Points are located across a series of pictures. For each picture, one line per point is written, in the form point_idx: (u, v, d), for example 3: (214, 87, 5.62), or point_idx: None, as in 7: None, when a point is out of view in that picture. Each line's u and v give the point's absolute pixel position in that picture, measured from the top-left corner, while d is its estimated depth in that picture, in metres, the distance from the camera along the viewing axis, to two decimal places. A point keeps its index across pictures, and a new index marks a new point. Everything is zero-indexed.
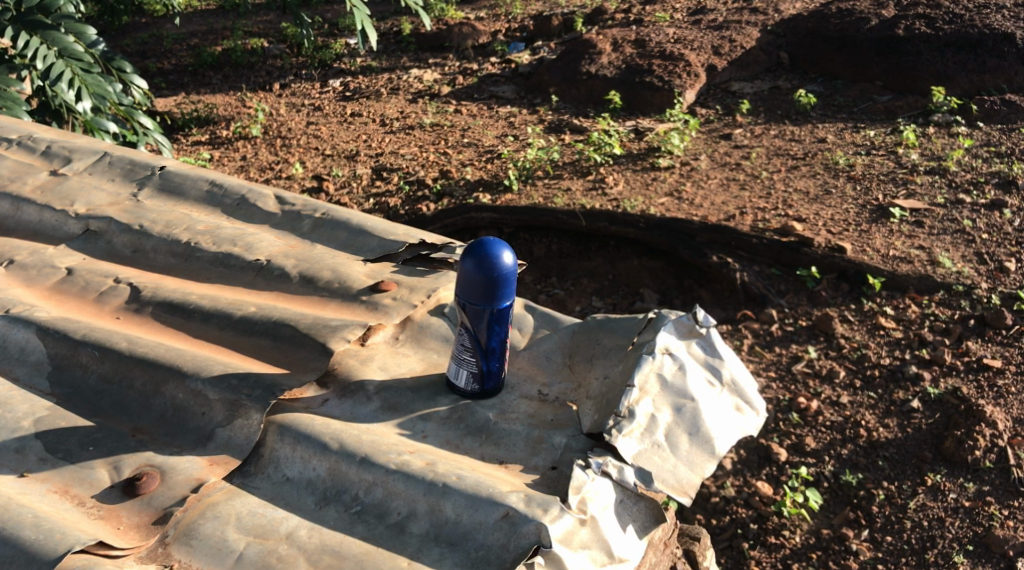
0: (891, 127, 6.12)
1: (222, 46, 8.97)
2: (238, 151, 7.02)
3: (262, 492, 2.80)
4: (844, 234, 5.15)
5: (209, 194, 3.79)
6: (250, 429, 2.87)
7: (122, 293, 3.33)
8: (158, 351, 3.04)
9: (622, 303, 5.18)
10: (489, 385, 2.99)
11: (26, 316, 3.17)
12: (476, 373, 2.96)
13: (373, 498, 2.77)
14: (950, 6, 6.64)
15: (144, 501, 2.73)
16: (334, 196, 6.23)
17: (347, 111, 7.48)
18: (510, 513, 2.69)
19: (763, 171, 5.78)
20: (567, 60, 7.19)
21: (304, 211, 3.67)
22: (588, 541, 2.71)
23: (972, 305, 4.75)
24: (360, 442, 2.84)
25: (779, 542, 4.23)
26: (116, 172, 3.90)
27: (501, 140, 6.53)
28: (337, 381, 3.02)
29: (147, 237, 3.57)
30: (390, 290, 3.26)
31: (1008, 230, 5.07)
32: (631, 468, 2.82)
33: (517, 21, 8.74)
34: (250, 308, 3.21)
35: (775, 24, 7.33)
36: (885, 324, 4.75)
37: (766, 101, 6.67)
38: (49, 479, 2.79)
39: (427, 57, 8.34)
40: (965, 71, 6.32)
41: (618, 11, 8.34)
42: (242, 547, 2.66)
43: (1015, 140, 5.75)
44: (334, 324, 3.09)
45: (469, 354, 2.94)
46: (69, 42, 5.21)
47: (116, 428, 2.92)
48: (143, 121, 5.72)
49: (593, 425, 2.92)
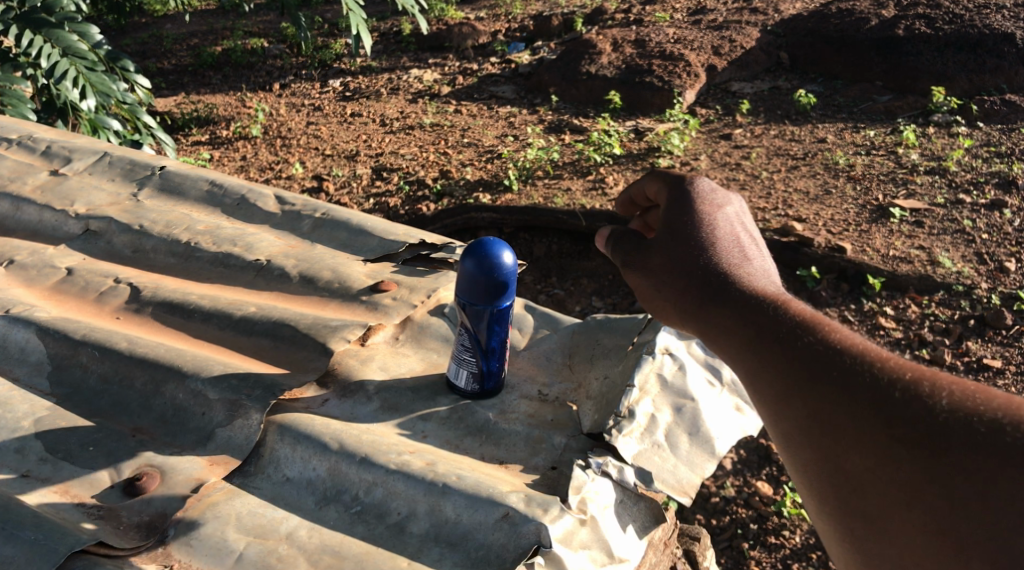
0: (891, 127, 6.12)
1: (222, 47, 9.00)
2: (238, 151, 7.02)
3: (262, 491, 2.79)
4: (844, 234, 5.16)
5: (209, 193, 3.79)
6: (250, 429, 2.87)
7: (122, 293, 3.33)
8: (156, 352, 3.05)
9: (622, 303, 5.17)
10: (489, 385, 2.99)
11: (26, 316, 3.17)
12: (476, 373, 2.96)
13: (373, 498, 2.76)
14: (949, 7, 6.65)
15: (143, 502, 2.73)
16: (334, 196, 6.22)
17: (347, 111, 7.48)
18: (510, 513, 2.68)
19: (763, 171, 5.79)
20: (567, 61, 7.21)
21: (304, 211, 3.68)
22: (588, 541, 2.69)
23: (972, 306, 4.73)
24: (360, 442, 2.83)
25: (779, 542, 4.22)
26: (116, 172, 3.90)
27: (502, 140, 6.54)
28: (337, 382, 3.02)
29: (147, 237, 3.57)
30: (390, 290, 3.27)
31: (1008, 230, 5.06)
32: (631, 469, 2.81)
33: (517, 20, 8.75)
34: (250, 309, 3.22)
35: (775, 24, 7.33)
36: (885, 324, 4.73)
37: (766, 101, 6.67)
38: (49, 479, 2.78)
39: (426, 57, 8.34)
40: (965, 71, 6.30)
41: (618, 11, 8.35)
42: (242, 547, 2.64)
43: (1016, 140, 5.74)
44: (334, 324, 3.10)
45: (469, 354, 2.94)
46: (73, 41, 5.24)
47: (116, 428, 2.91)
48: (145, 120, 5.70)
49: (593, 425, 2.92)
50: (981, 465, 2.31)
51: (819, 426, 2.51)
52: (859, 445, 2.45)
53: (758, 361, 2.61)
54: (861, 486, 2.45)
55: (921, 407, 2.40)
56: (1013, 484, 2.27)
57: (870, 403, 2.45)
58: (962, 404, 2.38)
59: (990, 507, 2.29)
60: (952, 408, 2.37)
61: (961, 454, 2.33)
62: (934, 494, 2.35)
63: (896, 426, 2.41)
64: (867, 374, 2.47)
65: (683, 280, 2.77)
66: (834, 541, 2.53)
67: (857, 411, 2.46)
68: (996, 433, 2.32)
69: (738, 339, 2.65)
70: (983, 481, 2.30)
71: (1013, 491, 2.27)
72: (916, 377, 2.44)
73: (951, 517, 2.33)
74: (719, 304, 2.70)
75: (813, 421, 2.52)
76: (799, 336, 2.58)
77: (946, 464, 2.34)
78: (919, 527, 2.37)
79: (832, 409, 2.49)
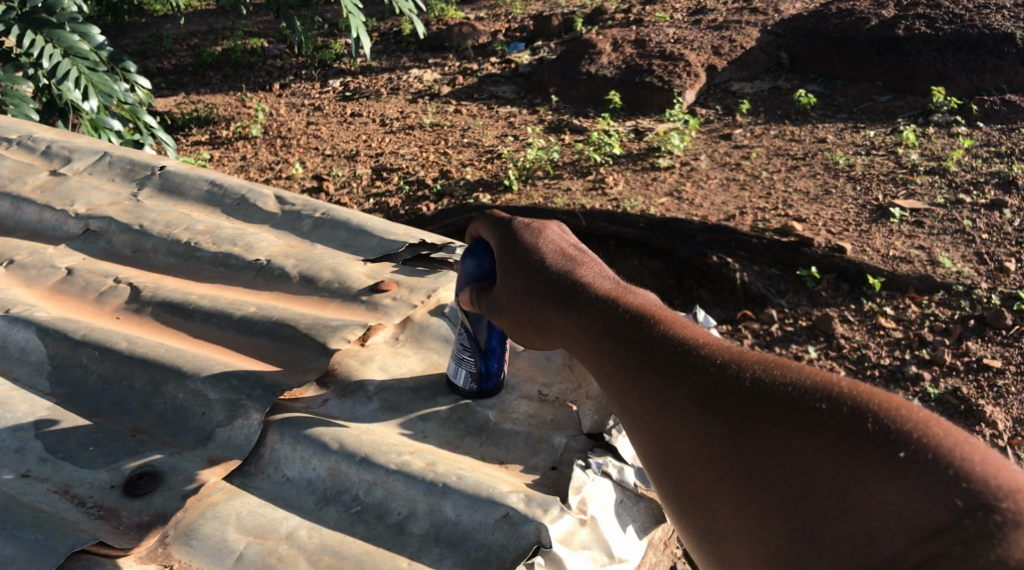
0: (891, 127, 6.12)
1: (222, 47, 9.02)
2: (238, 151, 7.02)
3: (262, 492, 2.79)
4: (844, 234, 5.16)
5: (209, 194, 3.79)
6: (250, 429, 2.86)
7: (122, 293, 3.33)
8: (157, 352, 3.05)
9: None
10: (489, 385, 2.98)
11: (26, 316, 3.18)
12: (474, 373, 2.95)
13: (373, 498, 2.76)
14: (949, 7, 6.64)
15: (143, 502, 2.71)
16: (334, 196, 6.21)
17: (348, 111, 7.48)
18: (510, 513, 2.67)
19: (763, 171, 5.79)
20: (567, 60, 7.21)
21: (304, 211, 3.68)
22: (588, 541, 2.67)
23: (972, 306, 4.73)
24: (360, 442, 2.83)
25: None
26: (116, 172, 3.90)
27: (501, 140, 6.54)
28: (337, 382, 3.03)
29: (147, 236, 3.57)
30: (390, 290, 3.28)
31: (1008, 230, 5.06)
32: (631, 469, 2.84)
33: (517, 21, 8.75)
34: (250, 309, 3.23)
35: (775, 24, 7.33)
36: (885, 323, 4.72)
37: (766, 101, 6.67)
38: (49, 479, 2.77)
39: (426, 57, 8.34)
40: (965, 72, 6.31)
41: (618, 11, 8.35)
42: (242, 547, 2.63)
43: (1016, 140, 5.74)
44: (334, 324, 3.11)
45: (469, 354, 2.93)
46: (75, 41, 5.23)
47: (116, 428, 2.91)
48: (146, 120, 5.69)
49: (593, 425, 2.94)
50: (786, 436, 2.17)
51: (646, 417, 2.37)
52: (679, 433, 2.30)
53: (592, 360, 2.49)
54: (687, 478, 2.30)
55: (729, 387, 2.26)
56: (818, 452, 2.13)
57: (683, 388, 2.31)
58: (766, 379, 2.23)
59: (799, 478, 2.15)
60: (758, 385, 2.23)
61: (769, 430, 2.19)
62: (754, 475, 2.20)
63: (709, 410, 2.26)
64: (679, 359, 2.34)
65: (521, 308, 2.65)
66: (685, 539, 2.38)
67: (675, 394, 2.31)
68: (797, 403, 2.18)
69: (574, 342, 2.53)
70: (792, 453, 2.16)
71: (818, 458, 2.13)
72: (723, 358, 2.30)
73: (771, 496, 2.18)
74: (558, 310, 2.57)
75: (639, 413, 2.38)
76: (621, 327, 2.45)
77: (760, 444, 2.20)
78: (740, 511, 2.22)
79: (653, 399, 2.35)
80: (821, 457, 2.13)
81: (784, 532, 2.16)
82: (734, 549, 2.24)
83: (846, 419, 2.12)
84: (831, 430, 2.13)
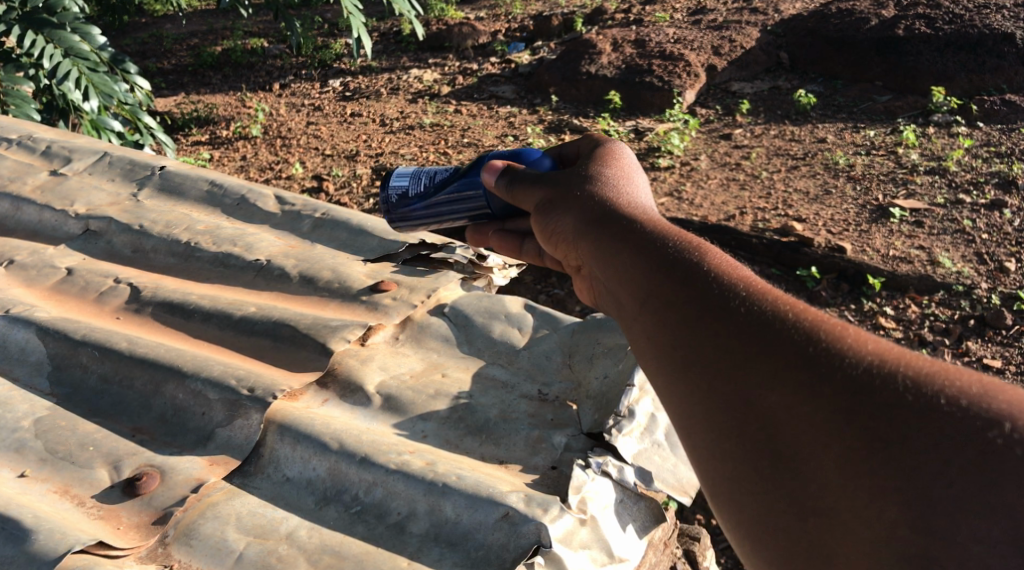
0: (891, 127, 6.12)
1: (222, 47, 9.02)
2: (238, 151, 7.02)
3: (262, 492, 2.79)
4: (844, 234, 5.16)
5: (208, 194, 3.80)
6: (250, 429, 2.86)
7: (122, 293, 3.33)
8: (157, 352, 3.05)
9: None
10: (395, 214, 2.95)
11: (26, 316, 3.18)
12: (401, 192, 2.91)
13: (373, 498, 2.76)
14: (949, 6, 6.64)
15: (143, 501, 2.71)
16: (334, 195, 6.21)
17: (348, 111, 7.48)
18: (510, 513, 2.66)
19: (763, 171, 5.80)
20: (567, 61, 7.21)
21: (304, 211, 3.68)
22: (588, 541, 2.68)
23: (972, 306, 4.72)
24: (360, 442, 2.83)
25: None
26: (116, 172, 3.91)
27: (501, 140, 6.54)
28: (337, 382, 3.03)
29: (147, 237, 3.57)
30: (390, 290, 3.28)
31: (1008, 230, 5.06)
32: (631, 468, 2.81)
33: (517, 20, 8.76)
34: (250, 309, 3.23)
35: (775, 24, 7.34)
36: (885, 323, 4.70)
37: (766, 101, 6.68)
38: (49, 479, 2.77)
39: (426, 57, 8.34)
40: (965, 71, 6.30)
41: (618, 11, 8.35)
42: (242, 547, 2.63)
43: (1016, 140, 5.73)
44: (334, 324, 3.11)
45: (424, 181, 2.89)
46: (75, 41, 5.23)
47: (116, 428, 2.91)
48: (146, 121, 5.69)
49: (593, 425, 2.92)
50: (915, 420, 1.85)
51: (732, 378, 2.00)
52: (780, 399, 1.94)
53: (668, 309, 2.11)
54: (781, 454, 1.93)
55: (840, 363, 1.92)
56: (955, 441, 1.82)
57: (784, 355, 1.95)
58: (890, 356, 1.91)
59: (930, 465, 1.82)
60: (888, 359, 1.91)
61: (891, 413, 1.86)
62: (864, 459, 1.86)
63: (816, 383, 1.92)
64: (780, 324, 1.99)
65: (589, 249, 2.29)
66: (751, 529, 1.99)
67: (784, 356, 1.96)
68: (935, 384, 1.86)
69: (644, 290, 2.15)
70: (927, 437, 1.83)
71: (959, 447, 1.82)
72: (839, 327, 1.97)
73: (885, 482, 1.84)
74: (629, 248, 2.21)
75: (723, 371, 2.00)
76: (705, 283, 2.07)
77: (876, 427, 1.86)
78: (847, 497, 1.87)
79: (742, 364, 1.99)
80: (963, 446, 1.81)
81: (895, 525, 1.83)
82: (825, 539, 1.89)
83: (983, 418, 1.82)
84: (982, 419, 1.82)
